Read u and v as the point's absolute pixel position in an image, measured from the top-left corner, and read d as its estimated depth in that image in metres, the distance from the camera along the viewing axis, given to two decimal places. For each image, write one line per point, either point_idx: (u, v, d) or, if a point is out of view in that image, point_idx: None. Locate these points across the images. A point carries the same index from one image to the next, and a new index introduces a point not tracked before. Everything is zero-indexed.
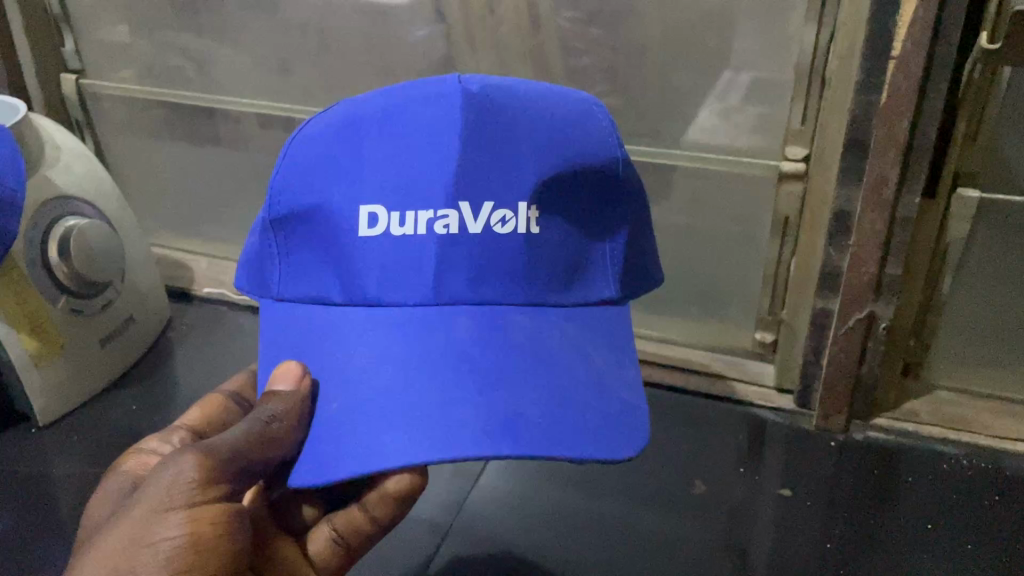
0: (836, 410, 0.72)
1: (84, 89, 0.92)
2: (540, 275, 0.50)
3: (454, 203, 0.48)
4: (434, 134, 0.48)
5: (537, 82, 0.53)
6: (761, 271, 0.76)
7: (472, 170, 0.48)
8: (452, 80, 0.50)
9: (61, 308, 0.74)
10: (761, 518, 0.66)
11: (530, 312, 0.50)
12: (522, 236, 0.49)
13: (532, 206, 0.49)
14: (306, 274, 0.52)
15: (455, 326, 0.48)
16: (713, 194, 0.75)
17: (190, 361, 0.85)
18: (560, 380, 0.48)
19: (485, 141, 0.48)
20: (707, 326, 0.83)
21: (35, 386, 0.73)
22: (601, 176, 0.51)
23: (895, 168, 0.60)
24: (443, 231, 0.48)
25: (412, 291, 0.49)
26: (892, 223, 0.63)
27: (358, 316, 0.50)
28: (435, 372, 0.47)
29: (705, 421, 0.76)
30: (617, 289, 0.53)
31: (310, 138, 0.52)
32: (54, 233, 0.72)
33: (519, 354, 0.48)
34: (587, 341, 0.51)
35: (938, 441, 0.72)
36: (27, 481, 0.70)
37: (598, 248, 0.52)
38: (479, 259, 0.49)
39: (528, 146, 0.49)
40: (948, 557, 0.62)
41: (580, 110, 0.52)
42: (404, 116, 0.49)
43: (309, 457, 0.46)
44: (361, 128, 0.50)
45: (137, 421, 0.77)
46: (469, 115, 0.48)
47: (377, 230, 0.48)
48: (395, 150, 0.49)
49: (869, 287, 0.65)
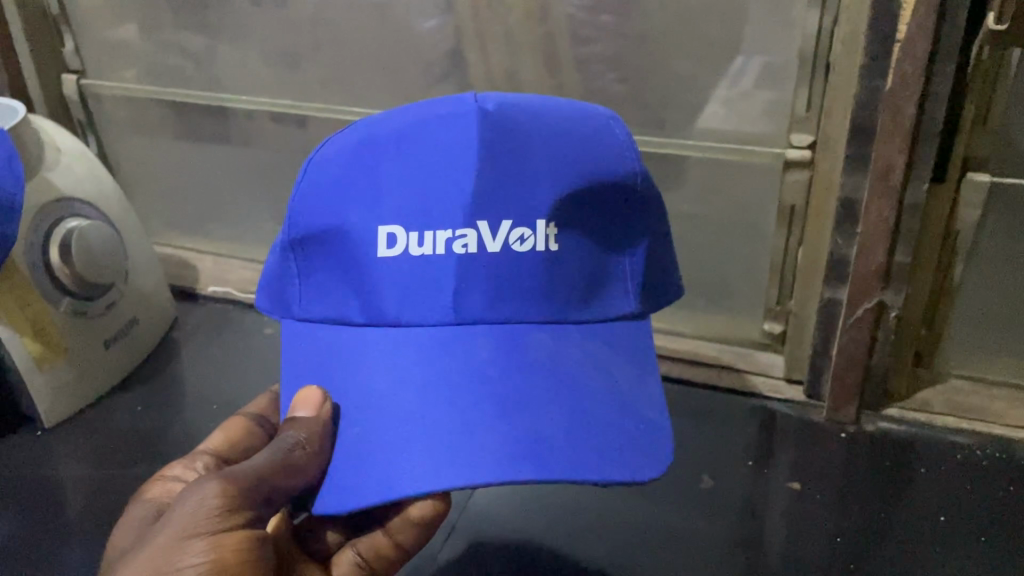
0: (846, 400, 0.71)
1: (85, 89, 0.91)
2: (560, 293, 0.49)
3: (472, 222, 0.47)
4: (452, 155, 0.48)
5: (552, 100, 0.52)
6: (769, 260, 0.75)
7: (489, 188, 0.48)
8: (467, 98, 0.50)
9: (64, 310, 0.74)
10: (771, 512, 0.65)
11: (551, 330, 0.49)
12: (541, 254, 0.48)
13: (550, 223, 0.48)
14: (324, 295, 0.51)
15: (476, 347, 0.48)
16: (719, 183, 0.74)
17: (196, 360, 0.84)
18: (583, 400, 0.47)
19: (503, 160, 0.48)
20: (715, 318, 0.82)
21: (39, 389, 0.73)
22: (620, 191, 0.50)
23: (902, 154, 0.58)
24: (462, 251, 0.47)
25: (431, 311, 0.48)
26: (900, 210, 0.61)
27: (377, 337, 0.49)
28: (456, 395, 0.46)
29: (714, 414, 0.75)
30: (639, 305, 0.52)
31: (327, 159, 0.51)
32: (55, 236, 0.72)
33: (541, 375, 0.47)
34: (609, 359, 0.50)
35: (951, 430, 0.71)
36: (35, 484, 0.71)
37: (619, 263, 0.51)
38: (498, 278, 0.48)
39: (545, 164, 0.48)
40: (961, 549, 0.61)
41: (596, 125, 0.51)
42: (421, 135, 0.48)
43: (331, 484, 0.46)
44: (378, 148, 0.49)
45: (142, 421, 0.77)
46: (486, 133, 0.48)
47: (395, 251, 0.48)
48: (412, 170, 0.48)
49: (877, 276, 0.64)
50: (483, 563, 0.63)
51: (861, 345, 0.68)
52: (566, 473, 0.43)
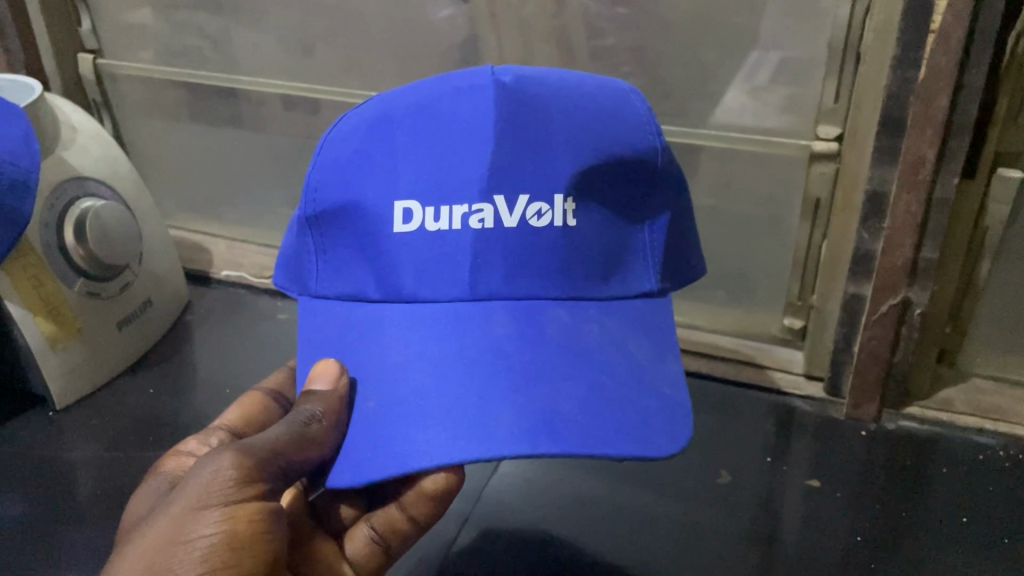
0: (868, 398, 0.70)
1: (102, 69, 0.91)
2: (578, 268, 0.49)
3: (489, 196, 0.46)
4: (469, 129, 0.47)
5: (569, 72, 0.51)
6: (791, 255, 0.74)
7: (507, 162, 0.47)
8: (486, 72, 0.49)
9: (78, 291, 0.73)
10: (789, 510, 0.64)
11: (569, 306, 0.48)
12: (559, 229, 0.47)
13: (568, 197, 0.47)
14: (340, 272, 0.51)
15: (492, 323, 0.47)
16: (741, 175, 0.73)
17: (209, 344, 0.84)
18: (600, 376, 0.46)
19: (520, 135, 0.47)
20: (734, 312, 0.81)
21: (53, 369, 0.73)
22: (638, 166, 0.49)
23: (932, 148, 0.57)
24: (479, 226, 0.47)
25: (446, 286, 0.47)
26: (928, 205, 0.60)
27: (393, 313, 0.49)
28: (471, 371, 0.45)
29: (732, 408, 0.74)
30: (658, 282, 0.51)
31: (345, 136, 0.50)
32: (70, 216, 0.71)
33: (558, 351, 0.47)
34: (626, 334, 0.49)
35: (974, 430, 0.69)
36: (46, 465, 0.70)
37: (637, 238, 0.50)
38: (515, 253, 0.47)
39: (563, 138, 0.47)
40: (984, 551, 0.60)
41: (616, 98, 0.50)
42: (437, 109, 0.48)
43: (347, 459, 0.45)
44: (394, 123, 0.48)
45: (154, 404, 0.76)
46: (503, 107, 0.47)
47: (411, 226, 0.47)
48: (430, 144, 0.47)
49: (903, 272, 0.63)
50: (498, 552, 0.62)
51: (884, 342, 0.66)
52: (582, 448, 0.42)
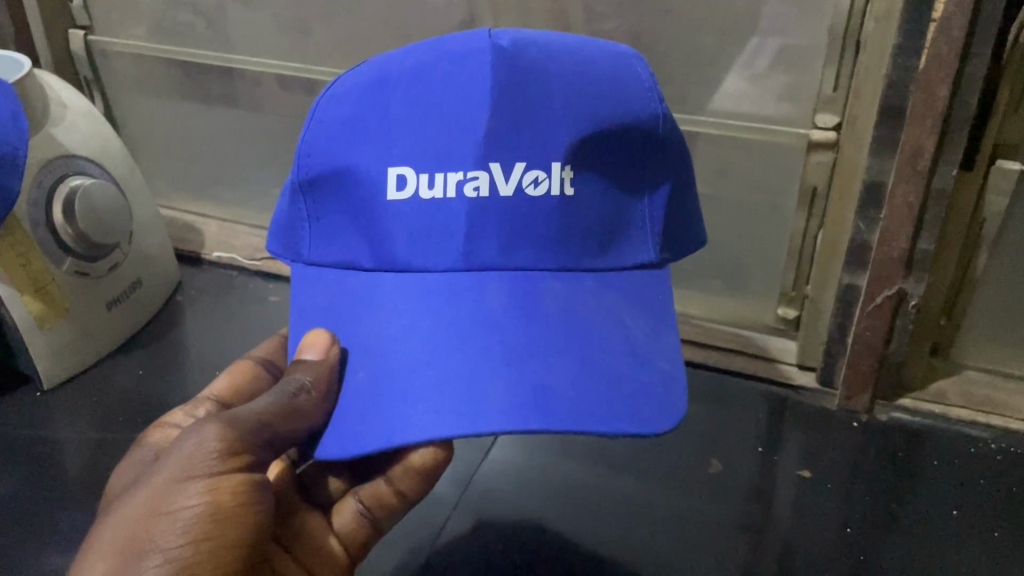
0: (860, 389, 0.69)
1: (93, 46, 0.90)
2: (575, 239, 0.48)
3: (485, 164, 0.46)
4: (464, 93, 0.46)
5: (569, 36, 0.50)
6: (786, 244, 0.73)
7: (502, 128, 0.46)
8: (484, 34, 0.48)
9: (66, 270, 0.72)
10: (779, 500, 0.64)
11: (564, 279, 0.48)
12: (556, 198, 0.47)
13: (565, 165, 0.47)
14: (334, 238, 0.50)
15: (486, 294, 0.47)
16: (738, 163, 0.72)
17: (199, 326, 0.83)
18: (594, 351, 0.46)
19: (518, 100, 0.46)
20: (729, 301, 0.80)
21: (40, 349, 0.72)
22: (639, 137, 0.48)
23: (931, 138, 0.57)
24: (473, 194, 0.46)
25: (442, 255, 0.47)
26: (926, 196, 0.59)
27: (387, 283, 0.48)
28: (464, 343, 0.45)
29: (724, 398, 0.74)
30: (658, 254, 0.50)
31: (337, 99, 0.49)
32: (59, 193, 0.71)
33: (551, 325, 0.46)
34: (621, 306, 0.49)
35: (966, 423, 0.69)
36: (33, 444, 0.70)
37: (637, 209, 0.49)
38: (511, 222, 0.47)
39: (561, 105, 0.46)
40: (974, 543, 0.60)
41: (615, 64, 0.49)
42: (432, 73, 0.46)
43: (338, 428, 0.45)
44: (388, 88, 0.47)
45: (143, 386, 0.75)
46: (500, 71, 0.46)
47: (405, 193, 0.46)
48: (424, 110, 0.46)
49: (899, 263, 0.62)
50: (487, 539, 0.62)
51: (878, 333, 0.66)
52: (574, 424, 0.42)
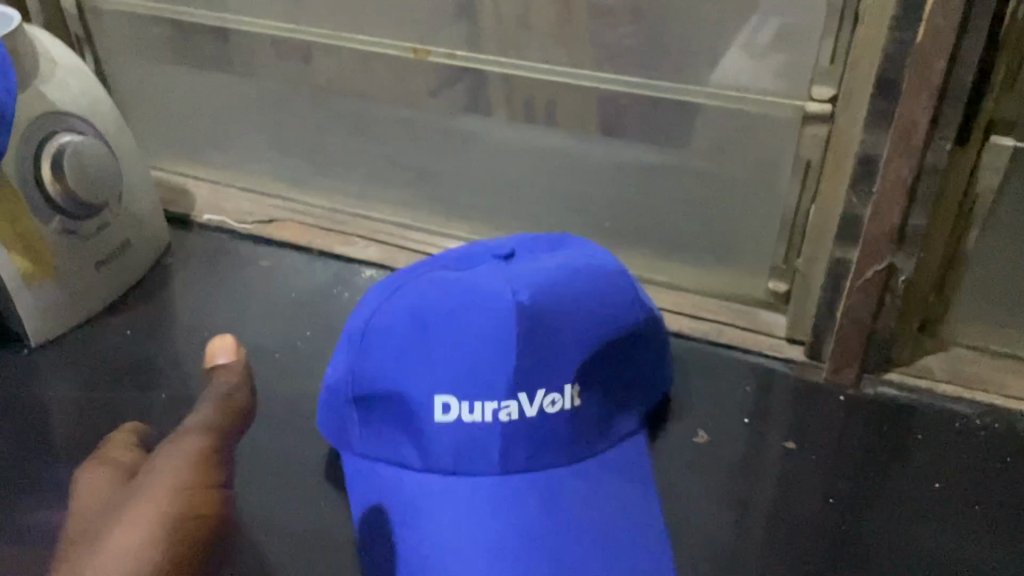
0: (848, 363, 0.70)
1: (84, 3, 0.88)
2: (583, 437, 0.58)
3: (514, 394, 0.55)
4: (494, 339, 0.55)
5: (576, 256, 0.60)
6: (779, 218, 0.73)
7: (528, 366, 0.55)
8: (510, 288, 0.55)
9: (56, 228, 0.72)
10: (763, 471, 0.65)
11: (575, 472, 0.57)
12: (568, 411, 0.56)
13: (575, 385, 0.56)
14: (381, 444, 0.59)
15: (522, 503, 0.55)
16: (735, 137, 0.73)
17: (188, 290, 0.82)
18: (618, 566, 0.53)
19: (536, 348, 0.55)
20: (720, 273, 0.80)
21: (26, 307, 0.72)
22: (631, 330, 0.60)
23: (926, 113, 0.56)
24: (506, 419, 0.55)
25: (481, 468, 0.56)
26: (919, 171, 0.59)
27: (434, 483, 0.56)
28: (505, 571, 0.52)
29: (714, 370, 0.74)
30: (638, 416, 0.62)
31: (381, 329, 0.58)
32: (48, 150, 0.70)
33: (574, 528, 0.54)
34: (624, 492, 0.57)
35: (952, 399, 0.69)
36: (21, 403, 0.70)
37: (626, 420, 0.61)
38: (534, 439, 0.56)
39: (571, 337, 0.56)
40: (954, 515, 0.61)
41: (609, 278, 0.60)
42: (466, 318, 0.55)
43: (402, 541, 0.55)
44: (431, 323, 0.56)
45: (132, 347, 0.75)
46: (523, 325, 0.54)
47: (449, 417, 0.55)
48: (458, 352, 0.55)
49: (891, 237, 0.62)
50: None
51: (867, 307, 0.66)
52: None
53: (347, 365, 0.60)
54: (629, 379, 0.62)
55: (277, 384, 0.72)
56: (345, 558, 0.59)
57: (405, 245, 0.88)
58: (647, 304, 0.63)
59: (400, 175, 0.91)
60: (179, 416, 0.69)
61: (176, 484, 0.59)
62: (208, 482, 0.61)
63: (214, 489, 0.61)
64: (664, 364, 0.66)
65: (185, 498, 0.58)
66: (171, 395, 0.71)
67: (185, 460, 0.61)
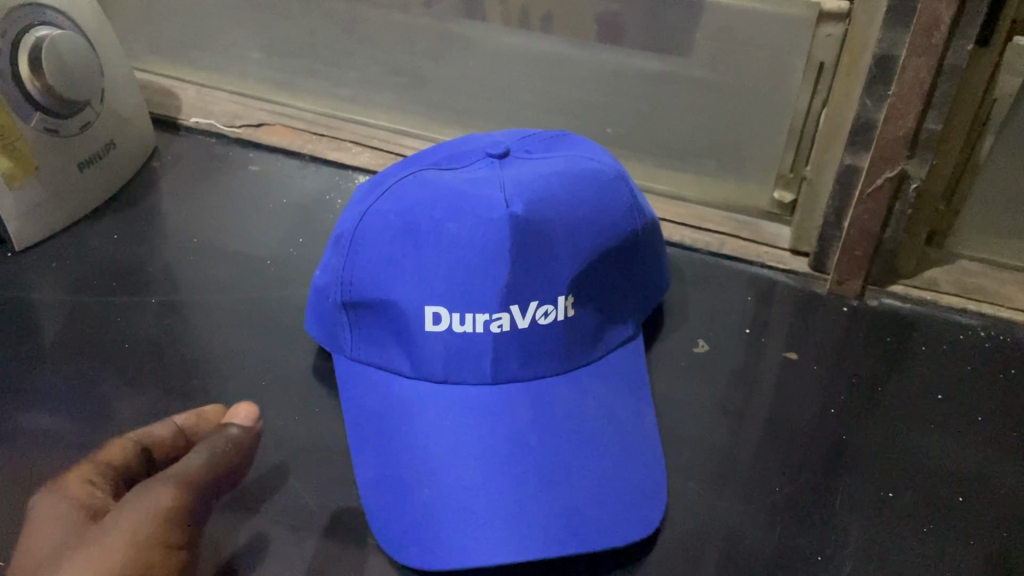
0: (852, 275, 0.69)
1: None
2: (576, 344, 0.57)
3: (507, 305, 0.53)
4: (484, 251, 0.52)
5: (573, 159, 0.58)
6: (786, 125, 0.71)
7: (521, 279, 0.53)
8: (502, 196, 0.53)
9: (35, 127, 0.69)
10: (761, 381, 0.64)
11: (568, 380, 0.57)
12: (562, 321, 0.55)
13: (569, 296, 0.55)
14: (374, 346, 0.58)
15: (512, 409, 0.54)
16: (745, 38, 0.69)
17: (177, 192, 0.80)
18: (608, 466, 0.53)
19: (530, 258, 0.53)
20: (724, 182, 0.79)
21: (9, 208, 0.69)
22: (629, 238, 0.58)
23: (950, 9, 0.53)
24: (498, 330, 0.54)
25: (473, 374, 0.55)
26: (938, 71, 0.57)
27: (425, 391, 0.56)
28: (496, 471, 0.52)
29: (714, 279, 0.73)
30: (632, 326, 0.61)
31: (370, 234, 0.55)
32: (25, 44, 0.66)
33: (565, 434, 0.54)
34: (614, 398, 0.57)
35: (958, 312, 0.69)
36: (7, 304, 0.68)
37: (622, 329, 0.60)
38: (527, 347, 0.55)
39: (567, 249, 0.54)
40: (953, 428, 0.61)
41: (606, 185, 0.57)
42: (454, 227, 0.53)
43: (392, 444, 0.54)
44: (420, 234, 0.54)
45: (119, 250, 0.74)
46: (516, 236, 0.52)
47: (440, 327, 0.54)
48: (450, 265, 0.53)
49: (904, 142, 0.60)
50: None
51: (875, 218, 0.65)
52: (603, 542, 0.50)
53: (335, 264, 0.58)
54: (627, 289, 0.60)
55: (270, 290, 0.71)
56: (338, 462, 0.58)
57: (400, 151, 0.85)
58: (647, 210, 0.61)
59: (395, 80, 0.88)
60: (169, 320, 0.68)
61: (141, 535, 0.51)
62: (169, 540, 0.52)
63: (179, 544, 0.53)
64: (665, 274, 0.65)
65: (146, 553, 0.50)
66: (160, 299, 0.69)
67: (155, 511, 0.53)
